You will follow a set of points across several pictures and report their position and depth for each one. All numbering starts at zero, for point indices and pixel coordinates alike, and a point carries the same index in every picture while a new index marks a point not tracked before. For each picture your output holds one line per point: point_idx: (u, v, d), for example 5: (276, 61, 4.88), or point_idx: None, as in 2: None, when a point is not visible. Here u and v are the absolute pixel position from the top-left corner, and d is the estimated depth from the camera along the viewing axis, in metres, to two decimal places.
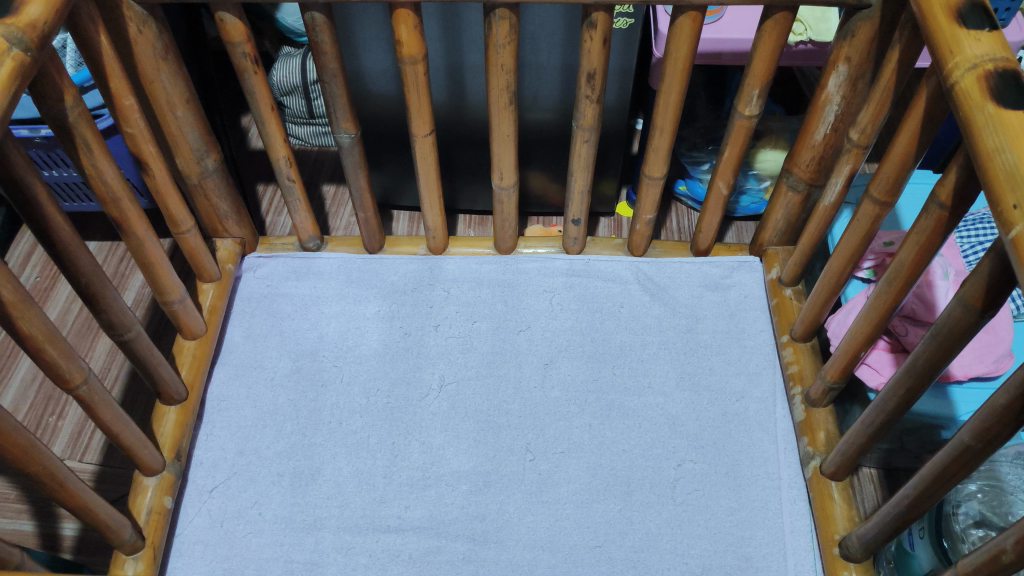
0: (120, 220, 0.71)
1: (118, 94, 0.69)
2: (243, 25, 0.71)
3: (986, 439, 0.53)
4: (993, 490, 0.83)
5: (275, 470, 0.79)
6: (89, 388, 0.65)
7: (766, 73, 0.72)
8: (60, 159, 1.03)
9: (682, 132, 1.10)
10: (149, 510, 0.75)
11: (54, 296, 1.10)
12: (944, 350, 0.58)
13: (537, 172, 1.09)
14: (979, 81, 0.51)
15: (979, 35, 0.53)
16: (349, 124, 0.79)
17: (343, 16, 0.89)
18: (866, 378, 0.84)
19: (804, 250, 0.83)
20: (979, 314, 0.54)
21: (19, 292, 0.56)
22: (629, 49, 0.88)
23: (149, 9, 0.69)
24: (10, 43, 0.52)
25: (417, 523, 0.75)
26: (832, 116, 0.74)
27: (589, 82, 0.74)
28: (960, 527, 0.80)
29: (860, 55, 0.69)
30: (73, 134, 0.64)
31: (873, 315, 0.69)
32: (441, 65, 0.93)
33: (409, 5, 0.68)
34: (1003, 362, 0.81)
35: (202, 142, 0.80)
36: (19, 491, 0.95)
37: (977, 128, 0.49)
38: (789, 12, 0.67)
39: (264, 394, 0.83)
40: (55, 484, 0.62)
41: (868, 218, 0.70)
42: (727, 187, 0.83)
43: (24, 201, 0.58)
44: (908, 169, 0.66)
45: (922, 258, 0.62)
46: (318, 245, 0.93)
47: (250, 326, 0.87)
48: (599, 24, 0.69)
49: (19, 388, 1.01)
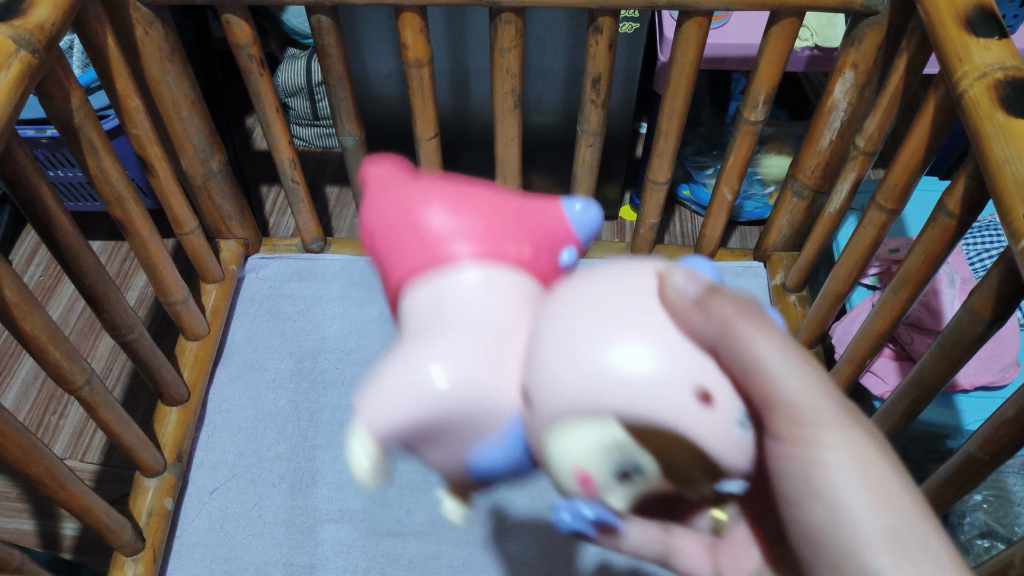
0: (123, 220, 0.71)
1: (124, 96, 0.69)
2: (250, 27, 0.71)
3: (993, 450, 0.53)
4: (999, 500, 0.82)
5: (275, 472, 0.79)
6: (92, 389, 0.65)
7: (773, 78, 0.72)
8: (65, 159, 1.03)
9: (686, 137, 1.10)
10: (149, 511, 0.75)
11: (56, 295, 1.10)
12: (951, 359, 0.58)
13: (541, 175, 1.09)
14: (988, 90, 0.50)
15: (988, 44, 0.53)
16: (353, 126, 0.79)
17: (349, 21, 0.89)
18: (871, 385, 0.83)
19: (808, 257, 0.82)
20: (988, 323, 0.54)
21: (22, 292, 0.56)
22: (634, 54, 0.88)
23: (157, 12, 0.69)
24: (18, 45, 0.52)
25: (418, 527, 0.76)
26: (838, 123, 0.73)
27: (594, 86, 0.74)
28: (965, 537, 0.80)
29: (867, 61, 0.68)
30: (78, 135, 0.63)
31: (879, 322, 0.68)
32: (445, 67, 0.93)
33: (415, 9, 0.68)
34: (1010, 370, 0.81)
35: (206, 142, 0.80)
36: (21, 490, 0.94)
37: (986, 137, 0.49)
38: (796, 18, 0.67)
39: (265, 396, 0.83)
40: (55, 485, 0.62)
41: (874, 225, 0.70)
42: (731, 192, 0.83)
43: (28, 202, 0.58)
44: (915, 177, 0.66)
45: (929, 265, 0.62)
46: (321, 246, 0.94)
47: (251, 328, 0.87)
48: (605, 28, 0.69)
49: (21, 388, 1.01)
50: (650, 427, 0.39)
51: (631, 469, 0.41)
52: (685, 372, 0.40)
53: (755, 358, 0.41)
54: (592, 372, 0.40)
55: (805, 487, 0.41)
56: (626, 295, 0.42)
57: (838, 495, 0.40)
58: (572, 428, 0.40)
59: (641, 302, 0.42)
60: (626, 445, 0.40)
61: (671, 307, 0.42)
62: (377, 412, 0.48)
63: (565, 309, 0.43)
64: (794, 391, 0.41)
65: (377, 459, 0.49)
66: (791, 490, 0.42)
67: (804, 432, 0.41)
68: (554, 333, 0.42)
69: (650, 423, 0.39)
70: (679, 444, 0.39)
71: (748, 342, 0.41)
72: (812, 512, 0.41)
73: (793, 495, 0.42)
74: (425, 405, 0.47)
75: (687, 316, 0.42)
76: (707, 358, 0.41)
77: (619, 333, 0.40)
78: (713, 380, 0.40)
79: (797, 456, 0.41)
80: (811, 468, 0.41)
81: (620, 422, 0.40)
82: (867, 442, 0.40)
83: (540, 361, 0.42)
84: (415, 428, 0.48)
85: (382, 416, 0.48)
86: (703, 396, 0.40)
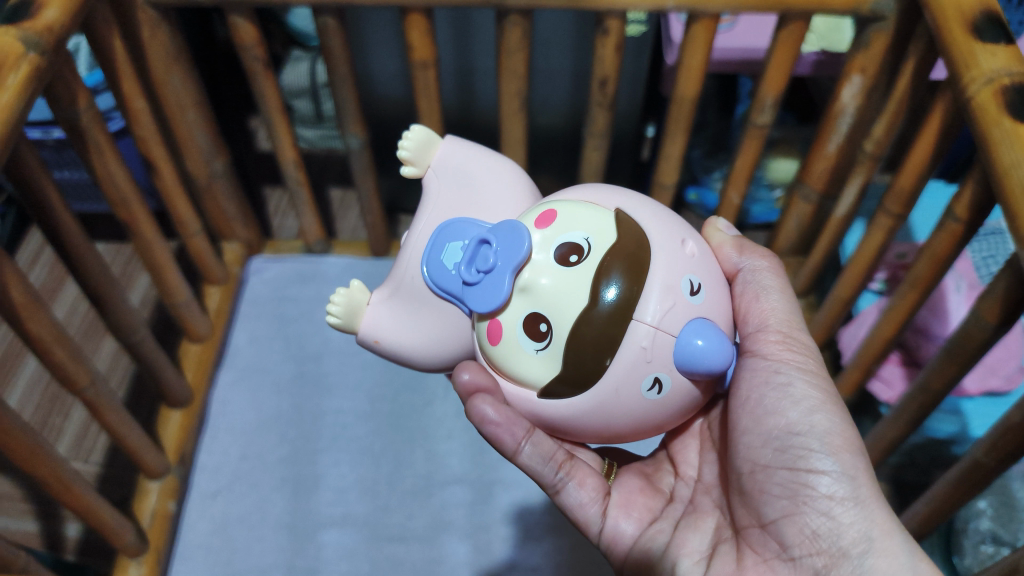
0: (129, 223, 0.71)
1: (130, 97, 0.68)
2: (255, 28, 0.70)
3: (1000, 456, 0.53)
4: (1005, 506, 0.81)
5: (276, 476, 0.79)
6: (96, 392, 0.65)
7: (782, 81, 0.72)
8: (71, 160, 1.02)
9: (692, 140, 1.10)
10: (152, 513, 0.75)
11: (60, 296, 1.09)
12: (957, 366, 0.58)
13: (546, 179, 1.09)
14: (995, 95, 0.50)
15: (995, 50, 0.53)
16: (357, 128, 0.79)
17: (354, 24, 0.89)
18: (877, 391, 0.82)
19: (816, 261, 0.85)
20: (995, 328, 0.54)
21: (29, 293, 0.55)
22: (641, 56, 0.88)
23: (163, 14, 0.69)
24: (27, 47, 0.51)
25: (421, 531, 0.76)
26: (845, 127, 0.73)
27: (601, 89, 0.73)
28: (970, 543, 0.80)
29: (874, 65, 0.68)
30: (85, 137, 0.63)
31: (886, 328, 0.69)
32: (451, 68, 0.92)
33: (422, 11, 0.67)
34: (1016, 377, 0.80)
35: (210, 143, 0.79)
36: (24, 490, 0.94)
37: (994, 143, 0.49)
38: (804, 22, 0.66)
39: (267, 399, 0.83)
40: (61, 487, 0.62)
41: (882, 230, 0.70)
42: (739, 198, 0.83)
43: (35, 203, 0.58)
44: (922, 182, 0.66)
45: (938, 271, 0.62)
46: (324, 248, 0.93)
47: (254, 330, 0.88)
48: (613, 31, 0.68)
49: (24, 389, 1.01)
50: (629, 242, 0.49)
51: (585, 253, 0.49)
52: (679, 230, 0.52)
53: (760, 287, 0.57)
54: (622, 203, 0.53)
55: (783, 390, 0.54)
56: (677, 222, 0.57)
57: (812, 403, 0.53)
58: (580, 212, 0.51)
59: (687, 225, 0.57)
60: (602, 236, 0.50)
61: (715, 237, 0.61)
62: (452, 156, 0.61)
63: (610, 189, 0.55)
64: (781, 320, 0.57)
65: (424, 161, 0.61)
66: (764, 398, 0.54)
67: (783, 351, 0.55)
68: (598, 193, 0.54)
69: (635, 240, 0.50)
70: (633, 305, 0.48)
71: (761, 275, 0.58)
72: (786, 414, 0.53)
73: (767, 403, 0.54)
74: (475, 175, 0.59)
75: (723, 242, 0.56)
76: (708, 259, 0.53)
77: (658, 210, 0.54)
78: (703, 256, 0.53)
79: (776, 370, 0.54)
80: (792, 377, 0.54)
81: (617, 222, 0.51)
82: (826, 373, 0.56)
83: (565, 194, 0.55)
84: (462, 176, 0.59)
85: (453, 158, 0.60)
86: (684, 253, 0.51)
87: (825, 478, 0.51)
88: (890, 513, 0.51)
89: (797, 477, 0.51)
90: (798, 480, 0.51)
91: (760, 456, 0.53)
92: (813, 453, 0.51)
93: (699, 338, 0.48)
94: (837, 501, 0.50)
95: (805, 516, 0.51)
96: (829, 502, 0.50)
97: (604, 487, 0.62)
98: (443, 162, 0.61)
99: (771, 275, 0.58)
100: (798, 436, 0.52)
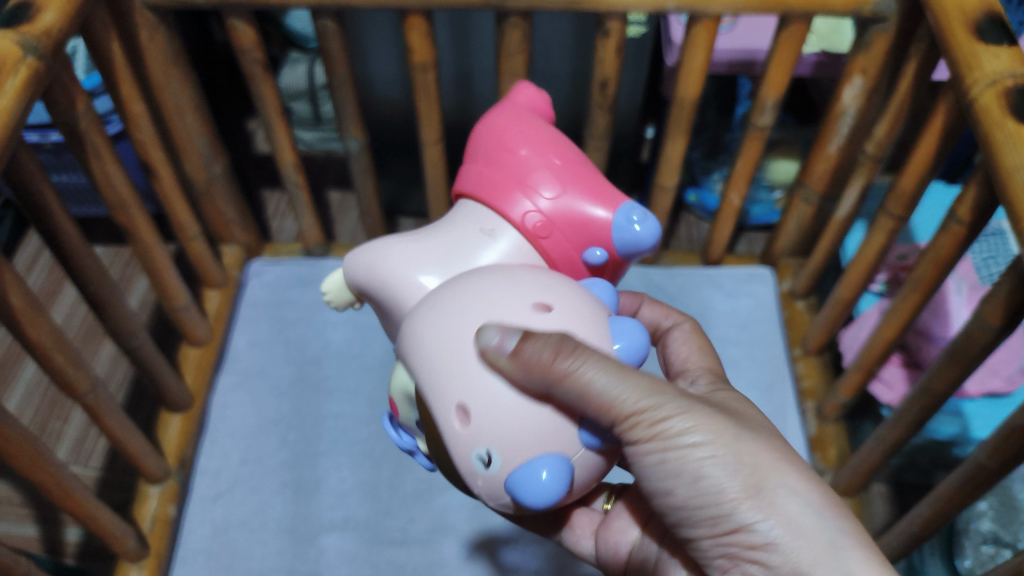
0: (128, 226, 0.71)
1: (129, 101, 0.68)
2: (254, 31, 0.70)
3: (1002, 459, 0.53)
4: (1006, 506, 0.82)
5: (277, 480, 0.78)
6: (96, 397, 0.65)
7: (783, 83, 0.71)
8: (69, 163, 1.01)
9: (693, 142, 1.10)
10: (153, 518, 0.76)
11: (59, 299, 1.09)
12: (959, 368, 0.58)
13: None
14: (998, 97, 0.50)
15: (998, 52, 0.52)
16: (357, 130, 0.78)
17: (353, 26, 0.88)
18: (878, 393, 0.82)
19: (817, 263, 0.85)
20: (997, 331, 0.54)
21: (27, 299, 0.55)
22: (641, 57, 0.87)
23: (161, 16, 0.68)
24: (25, 51, 0.51)
25: (422, 535, 0.76)
26: (846, 128, 0.73)
27: (601, 91, 0.73)
28: (971, 544, 0.80)
29: (876, 67, 0.68)
30: (84, 141, 0.63)
31: (887, 330, 0.69)
32: (450, 70, 0.92)
33: (421, 14, 0.67)
34: (1016, 378, 0.80)
35: (209, 145, 0.79)
36: (23, 495, 0.93)
37: (997, 145, 0.48)
38: (805, 24, 0.66)
39: (267, 402, 0.83)
40: (61, 492, 0.61)
41: (884, 232, 0.70)
42: (740, 199, 0.84)
43: (33, 206, 0.57)
44: (924, 183, 0.65)
45: (939, 273, 0.62)
46: (323, 251, 0.94)
47: (255, 334, 0.87)
48: (613, 33, 0.68)
49: (23, 394, 1.00)
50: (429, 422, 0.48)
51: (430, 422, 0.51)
52: (448, 394, 0.46)
53: (585, 385, 0.44)
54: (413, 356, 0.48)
55: (668, 468, 0.47)
56: (471, 300, 0.47)
57: (698, 466, 0.47)
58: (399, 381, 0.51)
59: (475, 307, 0.47)
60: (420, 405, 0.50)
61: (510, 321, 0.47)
62: (354, 270, 0.57)
63: (428, 305, 0.48)
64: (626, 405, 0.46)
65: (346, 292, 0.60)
66: (654, 477, 0.48)
67: (643, 433, 0.46)
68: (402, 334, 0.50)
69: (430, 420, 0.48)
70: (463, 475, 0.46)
71: (579, 375, 0.43)
72: (679, 490, 0.48)
73: (660, 483, 0.48)
74: (388, 277, 0.54)
75: (510, 369, 0.44)
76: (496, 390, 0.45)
77: (435, 347, 0.47)
78: (487, 404, 0.45)
79: (650, 451, 0.47)
80: (666, 453, 0.47)
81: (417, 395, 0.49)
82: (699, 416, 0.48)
83: (406, 314, 0.50)
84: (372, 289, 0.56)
85: (356, 272, 0.57)
86: (466, 420, 0.45)
87: (749, 533, 0.46)
88: (823, 536, 0.46)
89: (726, 540, 0.47)
90: (727, 543, 0.47)
91: (681, 528, 0.49)
92: (724, 515, 0.47)
93: (541, 473, 0.44)
94: (767, 549, 0.46)
95: (745, 568, 0.47)
96: (759, 554, 0.46)
97: (595, 521, 0.63)
98: (354, 285, 0.58)
99: (587, 352, 0.45)
100: (703, 505, 0.47)
